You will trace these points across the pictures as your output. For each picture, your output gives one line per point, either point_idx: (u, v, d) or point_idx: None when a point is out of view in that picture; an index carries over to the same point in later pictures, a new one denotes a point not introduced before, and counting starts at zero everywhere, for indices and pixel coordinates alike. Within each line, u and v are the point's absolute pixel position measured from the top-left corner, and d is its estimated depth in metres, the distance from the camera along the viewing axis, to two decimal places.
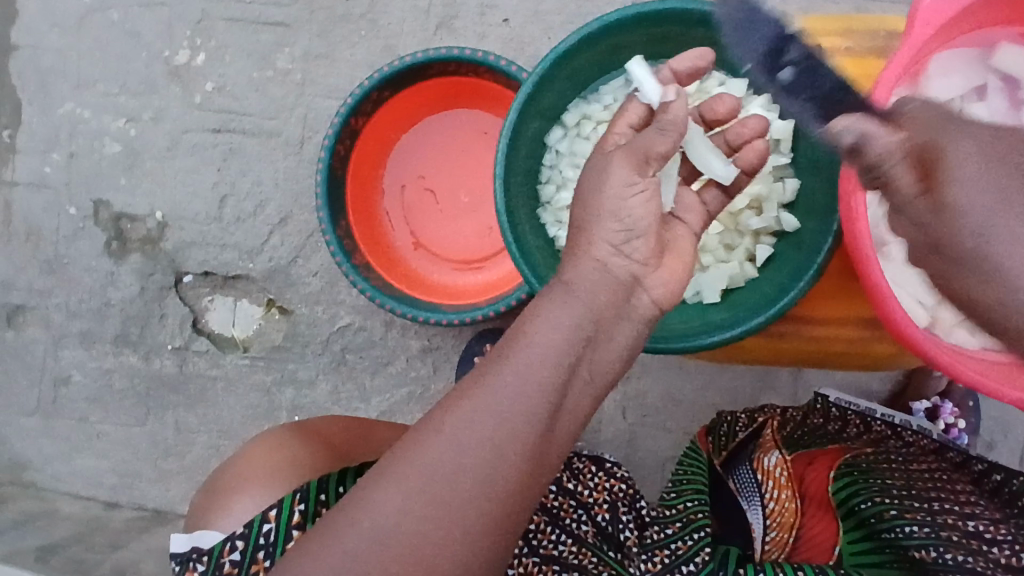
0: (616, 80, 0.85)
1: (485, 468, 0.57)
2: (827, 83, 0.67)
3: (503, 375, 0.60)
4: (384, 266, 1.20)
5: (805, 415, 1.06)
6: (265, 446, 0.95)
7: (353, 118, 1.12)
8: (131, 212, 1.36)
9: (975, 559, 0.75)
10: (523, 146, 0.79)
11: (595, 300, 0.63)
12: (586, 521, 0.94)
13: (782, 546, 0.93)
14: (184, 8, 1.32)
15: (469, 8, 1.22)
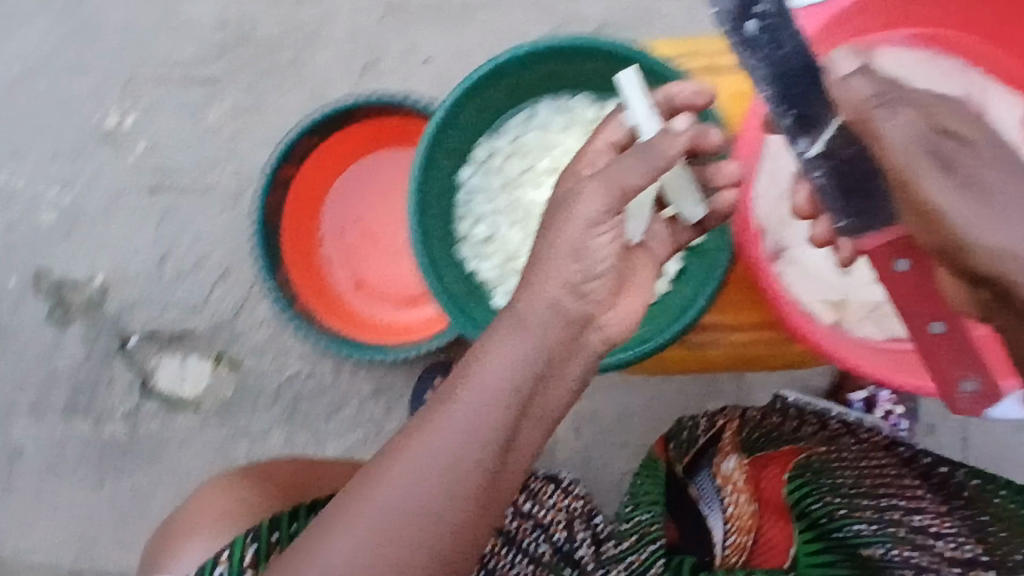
0: (520, 115, 0.87)
1: (436, 509, 0.60)
2: (794, 54, 0.66)
3: (451, 420, 0.61)
4: (329, 311, 1.21)
5: (763, 415, 1.01)
6: (219, 488, 0.96)
7: (284, 164, 1.15)
8: (72, 278, 1.35)
9: (921, 555, 0.80)
10: (432, 186, 0.81)
11: (546, 339, 0.62)
12: (543, 542, 0.99)
13: (740, 550, 0.93)
14: (112, 72, 1.33)
15: (393, 51, 1.24)
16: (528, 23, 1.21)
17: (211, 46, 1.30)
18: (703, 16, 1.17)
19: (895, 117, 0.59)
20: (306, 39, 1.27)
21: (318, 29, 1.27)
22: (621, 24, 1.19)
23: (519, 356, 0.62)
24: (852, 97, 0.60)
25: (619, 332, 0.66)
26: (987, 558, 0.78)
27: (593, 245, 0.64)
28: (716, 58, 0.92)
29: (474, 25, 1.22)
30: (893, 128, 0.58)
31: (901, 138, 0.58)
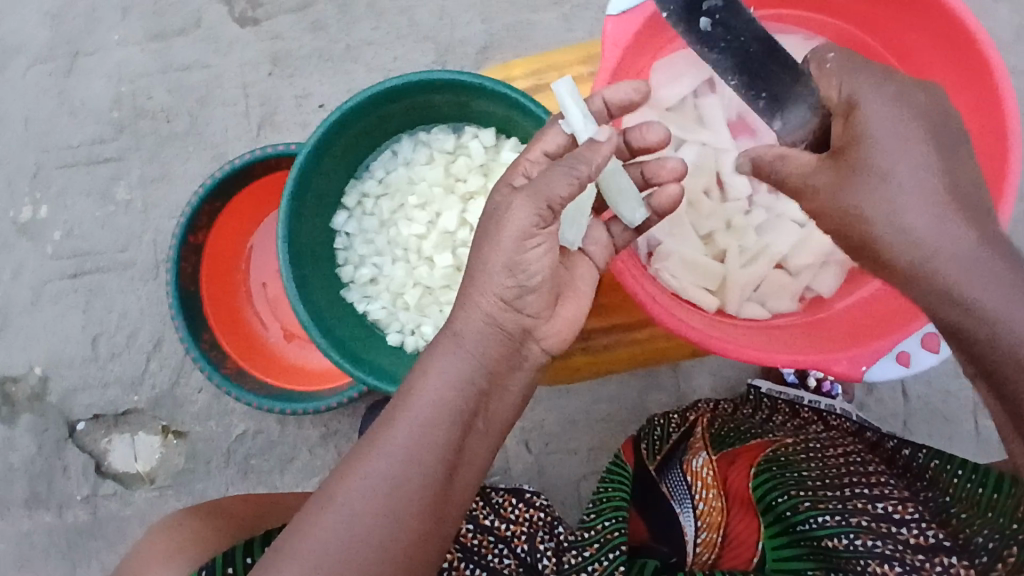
0: (384, 155, 0.90)
1: (382, 535, 0.57)
2: (755, 48, 0.66)
3: (394, 436, 0.60)
4: (259, 366, 1.21)
5: (735, 407, 1.12)
6: (167, 532, 0.93)
7: (190, 233, 1.14)
8: (11, 373, 1.35)
9: (884, 542, 0.76)
10: (305, 237, 0.83)
11: (484, 354, 0.63)
12: (507, 556, 0.93)
13: (712, 547, 0.93)
14: (18, 165, 1.34)
15: (286, 102, 1.26)
16: (411, 54, 1.23)
17: (109, 125, 1.31)
18: (578, 23, 1.19)
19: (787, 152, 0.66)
20: (200, 103, 1.28)
21: (211, 92, 1.28)
22: (501, 43, 1.21)
23: (460, 370, 0.63)
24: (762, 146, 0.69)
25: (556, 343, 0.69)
26: (949, 542, 0.75)
27: (526, 258, 0.64)
28: (570, 70, 0.99)
29: (360, 64, 1.24)
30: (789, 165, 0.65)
31: (797, 171, 0.64)
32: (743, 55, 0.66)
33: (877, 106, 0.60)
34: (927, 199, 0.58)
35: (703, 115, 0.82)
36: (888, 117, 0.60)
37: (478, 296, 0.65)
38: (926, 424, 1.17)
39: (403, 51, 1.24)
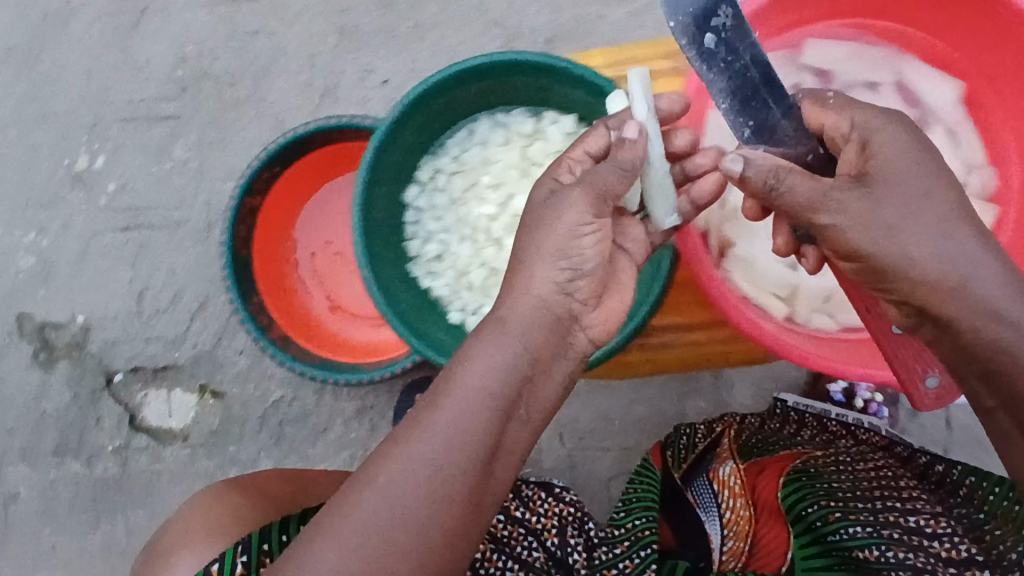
0: (461, 133, 0.90)
1: (420, 519, 0.58)
2: (753, 74, 0.65)
3: (438, 422, 0.60)
4: (304, 336, 1.21)
5: (763, 422, 1.10)
6: (207, 503, 0.94)
7: (247, 197, 1.15)
8: (53, 320, 1.37)
9: (916, 556, 0.74)
10: (376, 205, 0.83)
11: (528, 338, 0.62)
12: (537, 548, 0.94)
13: (738, 555, 0.90)
14: (78, 115, 1.35)
15: (349, 75, 1.26)
16: (479, 37, 1.22)
17: (171, 83, 1.32)
18: (649, 19, 1.19)
19: (789, 178, 0.63)
20: (264, 69, 1.29)
21: (275, 59, 1.28)
22: (570, 34, 1.20)
23: (504, 354, 0.62)
24: (756, 166, 0.63)
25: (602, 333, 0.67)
26: (982, 557, 0.74)
27: (578, 245, 0.65)
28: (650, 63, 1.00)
29: (426, 44, 1.24)
30: (792, 193, 0.62)
31: (803, 199, 0.62)
32: (741, 79, 0.65)
33: (889, 133, 0.62)
34: (940, 244, 0.60)
35: None
36: (897, 145, 0.62)
37: (530, 283, 0.64)
38: (967, 453, 1.16)
39: (470, 34, 1.24)
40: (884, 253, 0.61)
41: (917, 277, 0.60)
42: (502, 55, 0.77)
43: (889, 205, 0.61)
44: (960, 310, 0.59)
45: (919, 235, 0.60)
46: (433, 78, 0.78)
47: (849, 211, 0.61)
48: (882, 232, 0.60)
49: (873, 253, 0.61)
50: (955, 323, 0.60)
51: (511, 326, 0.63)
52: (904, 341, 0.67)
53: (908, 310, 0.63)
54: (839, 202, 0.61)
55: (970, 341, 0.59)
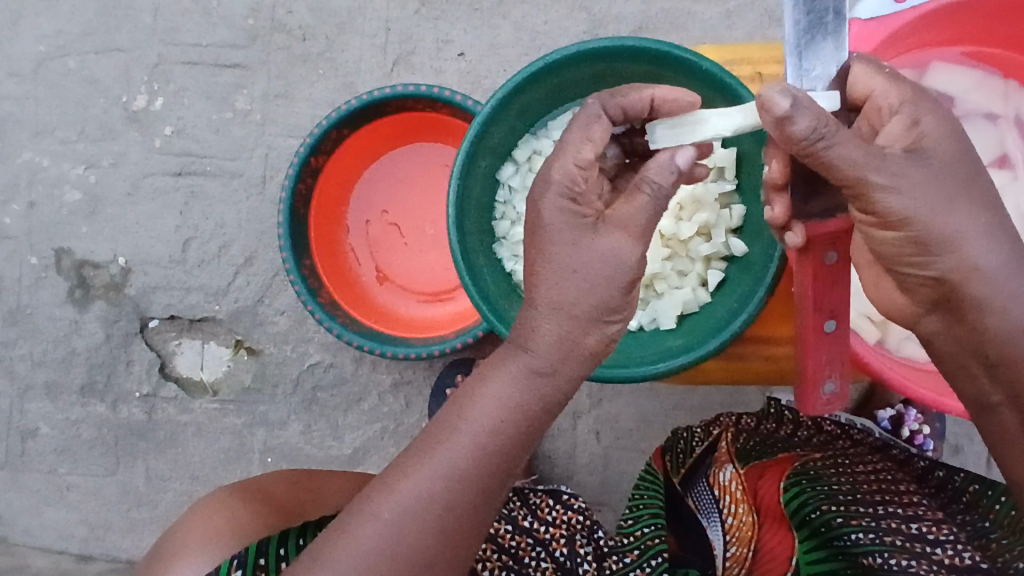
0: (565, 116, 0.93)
1: (425, 550, 0.59)
2: (829, 15, 0.60)
3: (447, 455, 0.59)
4: (352, 303, 1.19)
5: (759, 421, 0.97)
6: (208, 513, 0.90)
7: (313, 156, 1.12)
8: (93, 259, 1.34)
9: (919, 564, 0.72)
10: (474, 175, 0.87)
11: (557, 385, 0.60)
12: (545, 559, 0.87)
13: (740, 561, 0.86)
14: (142, 53, 1.33)
15: (426, 44, 1.24)
16: (563, 19, 1.20)
17: (242, 32, 1.29)
18: (740, 22, 1.17)
19: (836, 137, 0.54)
20: (339, 28, 1.26)
21: (351, 19, 1.26)
22: (656, 28, 1.18)
23: (529, 396, 0.60)
24: (807, 114, 0.53)
25: None
26: (986, 565, 0.71)
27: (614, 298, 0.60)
28: (763, 67, 0.96)
29: (508, 20, 1.21)
30: (842, 154, 0.54)
31: (859, 161, 0.55)
32: (816, 15, 0.61)
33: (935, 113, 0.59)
34: (985, 230, 0.58)
35: None
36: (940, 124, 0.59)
37: (543, 321, 0.59)
38: None
39: (554, 16, 1.21)
40: (938, 229, 0.57)
41: (956, 261, 0.58)
42: (627, 40, 0.80)
43: (932, 178, 0.57)
44: (990, 300, 0.59)
45: (966, 214, 0.57)
46: (553, 56, 0.81)
47: (906, 179, 0.56)
48: (937, 206, 0.57)
49: (928, 224, 0.57)
50: (980, 304, 0.59)
51: (545, 370, 0.60)
52: (832, 339, 0.67)
53: (925, 296, 0.62)
54: (900, 169, 0.56)
55: (993, 331, 0.59)
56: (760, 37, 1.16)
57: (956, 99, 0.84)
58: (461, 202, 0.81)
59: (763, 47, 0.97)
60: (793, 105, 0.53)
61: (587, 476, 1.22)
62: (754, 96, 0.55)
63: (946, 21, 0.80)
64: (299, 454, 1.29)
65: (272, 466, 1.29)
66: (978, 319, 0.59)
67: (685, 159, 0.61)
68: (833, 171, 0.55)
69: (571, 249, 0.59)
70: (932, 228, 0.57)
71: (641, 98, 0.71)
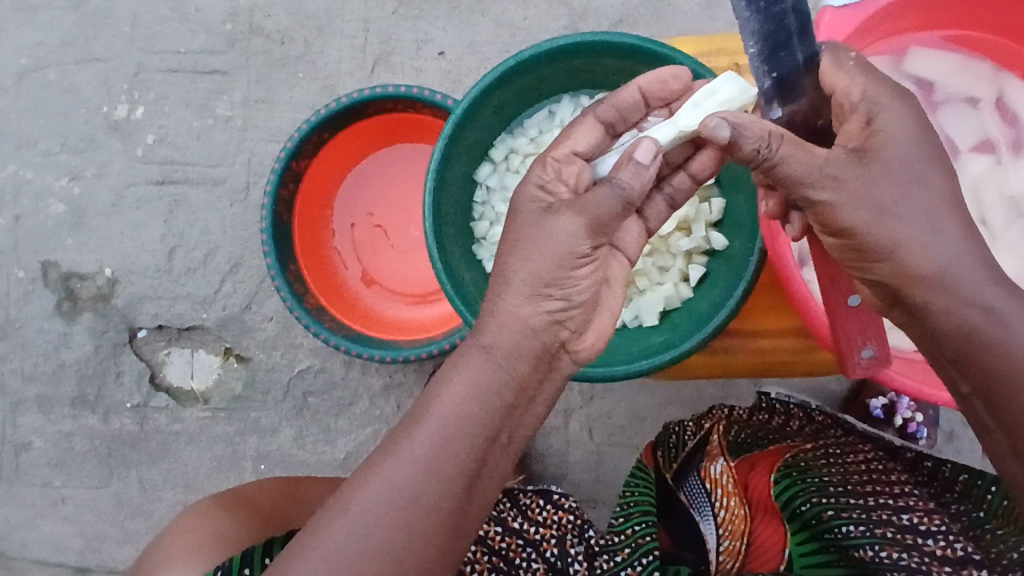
0: (541, 113, 0.93)
1: (395, 547, 0.57)
2: (790, 18, 0.61)
3: (412, 449, 0.59)
4: (338, 307, 1.18)
5: (751, 415, 0.99)
6: (193, 523, 0.89)
7: (293, 160, 1.11)
8: (79, 270, 1.33)
9: (910, 556, 0.71)
10: (451, 176, 0.86)
11: (517, 369, 0.60)
12: (535, 560, 0.87)
13: (734, 556, 0.85)
14: (121, 62, 1.32)
15: (405, 44, 1.23)
16: (543, 15, 1.19)
17: (220, 37, 1.28)
18: (721, 11, 1.16)
19: (782, 149, 0.58)
20: (318, 30, 1.25)
21: (329, 21, 1.25)
22: (636, 20, 1.17)
23: (490, 381, 0.60)
24: (751, 134, 0.58)
25: (590, 353, 0.66)
26: (979, 556, 0.69)
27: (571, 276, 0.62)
28: (741, 57, 0.96)
29: (488, 17, 1.20)
30: (787, 165, 0.58)
31: (798, 173, 0.58)
32: (777, 24, 0.62)
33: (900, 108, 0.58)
34: (932, 230, 0.58)
35: None
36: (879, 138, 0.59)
37: (509, 306, 0.61)
38: None
39: (534, 11, 1.20)
40: (877, 236, 0.58)
41: (899, 265, 0.59)
42: (600, 36, 0.79)
43: (880, 188, 0.58)
44: (939, 300, 0.59)
45: (909, 221, 0.58)
46: (525, 53, 0.80)
47: (845, 188, 0.58)
48: (876, 214, 0.58)
49: (867, 234, 0.59)
50: (928, 306, 0.59)
51: (492, 349, 0.61)
52: (858, 313, 0.67)
53: (881, 294, 0.63)
54: (835, 178, 0.58)
55: (947, 328, 0.59)
56: None
57: (935, 85, 0.83)
58: (437, 205, 0.81)
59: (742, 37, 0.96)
60: (731, 132, 0.59)
61: (581, 473, 1.21)
62: (701, 127, 0.61)
63: (922, 6, 0.79)
64: (292, 460, 1.28)
65: (265, 473, 1.28)
66: (925, 322, 0.60)
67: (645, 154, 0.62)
68: (789, 183, 0.59)
69: (526, 226, 0.63)
70: (880, 239, 0.58)
71: (630, 93, 0.73)
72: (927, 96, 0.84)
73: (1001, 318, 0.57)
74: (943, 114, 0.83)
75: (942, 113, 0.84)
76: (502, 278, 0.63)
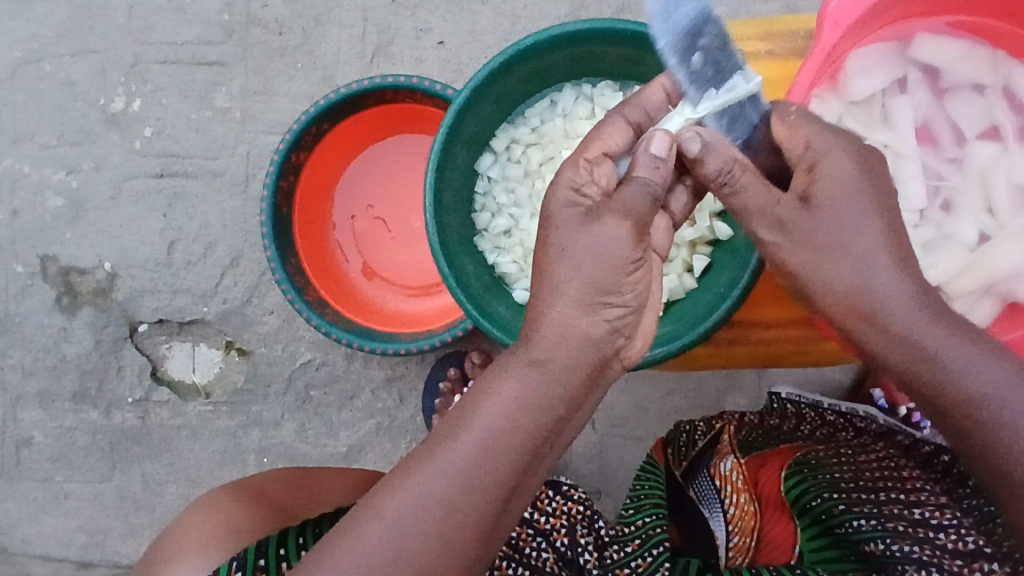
0: (543, 103, 0.92)
1: (430, 558, 0.57)
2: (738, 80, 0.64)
3: (451, 457, 0.58)
4: (339, 299, 1.17)
5: (763, 419, 1.02)
6: (202, 514, 0.89)
7: (293, 152, 1.10)
8: (79, 265, 1.33)
9: (922, 549, 0.71)
10: (453, 166, 0.85)
11: (566, 380, 0.60)
12: (545, 549, 0.86)
13: (745, 551, 0.85)
14: (117, 54, 1.30)
15: (404, 33, 1.21)
16: (542, 3, 1.18)
17: (217, 27, 1.27)
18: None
19: (743, 180, 0.62)
20: (316, 20, 1.24)
21: (327, 11, 1.24)
22: (639, 7, 1.15)
23: (534, 391, 0.59)
24: (716, 155, 0.62)
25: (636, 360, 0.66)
26: (991, 549, 0.69)
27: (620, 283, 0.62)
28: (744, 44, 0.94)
29: (488, 5, 1.19)
30: (741, 195, 0.63)
31: (752, 206, 0.63)
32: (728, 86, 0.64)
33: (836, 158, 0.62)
34: (868, 268, 0.60)
35: (890, 114, 0.82)
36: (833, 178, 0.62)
37: (555, 314, 0.61)
38: None
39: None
40: (819, 278, 0.61)
41: (836, 305, 0.61)
42: (603, 23, 0.78)
43: (818, 232, 0.61)
44: (877, 339, 0.60)
45: (847, 263, 0.60)
46: (527, 41, 0.79)
47: (790, 232, 0.62)
48: (816, 255, 0.61)
49: (808, 276, 0.62)
50: (870, 344, 0.61)
51: (544, 361, 0.60)
52: None
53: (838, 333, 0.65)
54: (780, 218, 0.62)
55: (892, 367, 0.60)
56: (743, 14, 1.14)
57: (941, 72, 0.82)
58: (439, 196, 0.79)
59: (745, 23, 0.94)
60: (701, 148, 0.62)
61: (584, 465, 1.21)
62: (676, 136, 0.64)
63: None
64: (294, 454, 1.28)
65: (267, 467, 1.28)
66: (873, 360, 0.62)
67: (662, 148, 0.63)
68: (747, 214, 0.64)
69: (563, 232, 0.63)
70: (823, 280, 0.61)
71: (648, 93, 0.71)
72: (932, 83, 0.83)
73: (937, 355, 0.58)
74: (949, 101, 0.82)
75: (948, 100, 0.83)
76: (546, 285, 0.62)
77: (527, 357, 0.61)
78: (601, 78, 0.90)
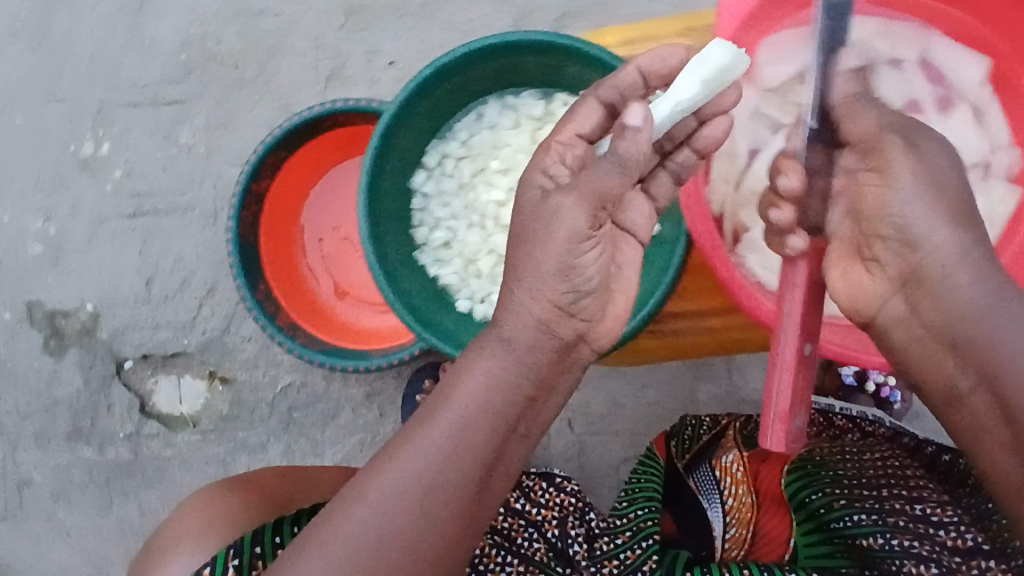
0: (470, 117, 0.95)
1: (412, 535, 0.59)
2: None
3: (429, 438, 0.60)
4: (309, 320, 1.20)
5: None
6: (197, 508, 0.93)
7: (253, 182, 1.12)
8: (62, 308, 1.36)
9: (921, 544, 0.74)
10: (385, 183, 0.88)
11: (536, 362, 0.62)
12: (537, 539, 0.88)
13: (740, 544, 0.87)
14: (83, 100, 1.34)
15: (356, 56, 1.24)
16: (487, 16, 1.20)
17: (176, 66, 1.31)
18: None
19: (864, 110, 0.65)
20: (270, 51, 1.27)
21: (280, 41, 1.27)
22: (582, 11, 1.17)
23: (507, 374, 0.62)
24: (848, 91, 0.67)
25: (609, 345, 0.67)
26: (988, 546, 0.71)
27: (579, 261, 0.63)
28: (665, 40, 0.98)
29: (434, 23, 1.22)
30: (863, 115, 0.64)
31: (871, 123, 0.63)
32: None
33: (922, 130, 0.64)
34: (954, 204, 0.58)
35: None
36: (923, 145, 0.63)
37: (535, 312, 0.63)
38: None
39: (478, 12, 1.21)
40: (907, 195, 0.59)
41: (914, 229, 0.58)
42: (508, 35, 0.81)
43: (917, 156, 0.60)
44: (957, 273, 0.56)
45: (930, 196, 0.58)
46: (443, 58, 0.81)
47: (889, 147, 0.61)
48: (899, 178, 0.59)
49: (896, 190, 0.59)
50: (936, 279, 0.57)
51: (511, 342, 0.62)
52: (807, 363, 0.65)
53: (895, 273, 0.60)
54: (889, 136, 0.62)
55: (956, 309, 0.56)
56: (684, 9, 1.16)
57: None
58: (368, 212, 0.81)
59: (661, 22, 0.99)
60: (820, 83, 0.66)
61: (565, 464, 1.22)
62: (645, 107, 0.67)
63: None
64: None
65: None
66: (935, 303, 0.57)
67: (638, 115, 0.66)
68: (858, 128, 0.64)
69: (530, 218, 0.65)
70: (902, 198, 0.59)
71: None
72: None
73: (995, 308, 0.55)
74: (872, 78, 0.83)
75: None
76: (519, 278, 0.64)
77: (501, 341, 0.63)
78: (523, 88, 0.93)
